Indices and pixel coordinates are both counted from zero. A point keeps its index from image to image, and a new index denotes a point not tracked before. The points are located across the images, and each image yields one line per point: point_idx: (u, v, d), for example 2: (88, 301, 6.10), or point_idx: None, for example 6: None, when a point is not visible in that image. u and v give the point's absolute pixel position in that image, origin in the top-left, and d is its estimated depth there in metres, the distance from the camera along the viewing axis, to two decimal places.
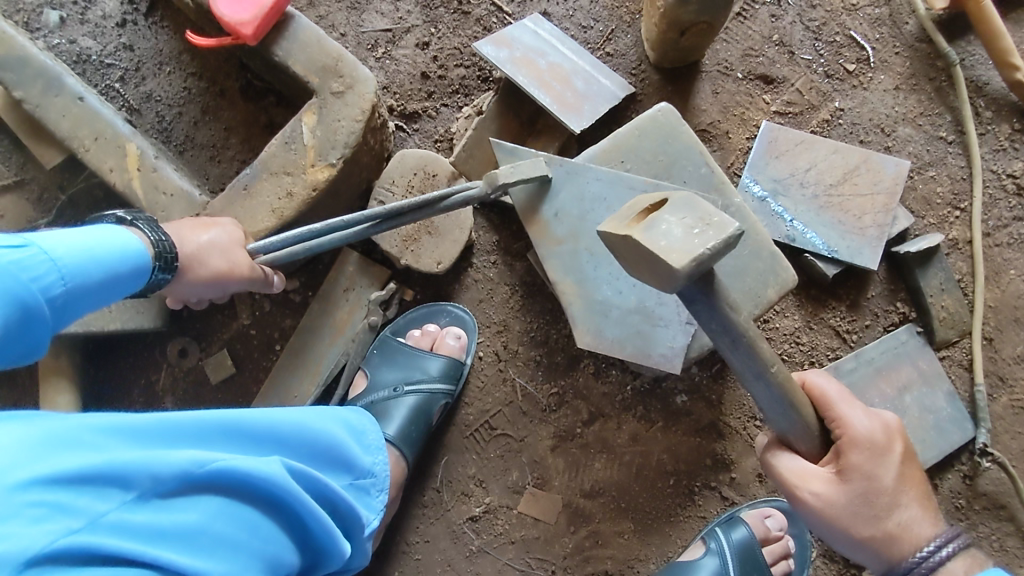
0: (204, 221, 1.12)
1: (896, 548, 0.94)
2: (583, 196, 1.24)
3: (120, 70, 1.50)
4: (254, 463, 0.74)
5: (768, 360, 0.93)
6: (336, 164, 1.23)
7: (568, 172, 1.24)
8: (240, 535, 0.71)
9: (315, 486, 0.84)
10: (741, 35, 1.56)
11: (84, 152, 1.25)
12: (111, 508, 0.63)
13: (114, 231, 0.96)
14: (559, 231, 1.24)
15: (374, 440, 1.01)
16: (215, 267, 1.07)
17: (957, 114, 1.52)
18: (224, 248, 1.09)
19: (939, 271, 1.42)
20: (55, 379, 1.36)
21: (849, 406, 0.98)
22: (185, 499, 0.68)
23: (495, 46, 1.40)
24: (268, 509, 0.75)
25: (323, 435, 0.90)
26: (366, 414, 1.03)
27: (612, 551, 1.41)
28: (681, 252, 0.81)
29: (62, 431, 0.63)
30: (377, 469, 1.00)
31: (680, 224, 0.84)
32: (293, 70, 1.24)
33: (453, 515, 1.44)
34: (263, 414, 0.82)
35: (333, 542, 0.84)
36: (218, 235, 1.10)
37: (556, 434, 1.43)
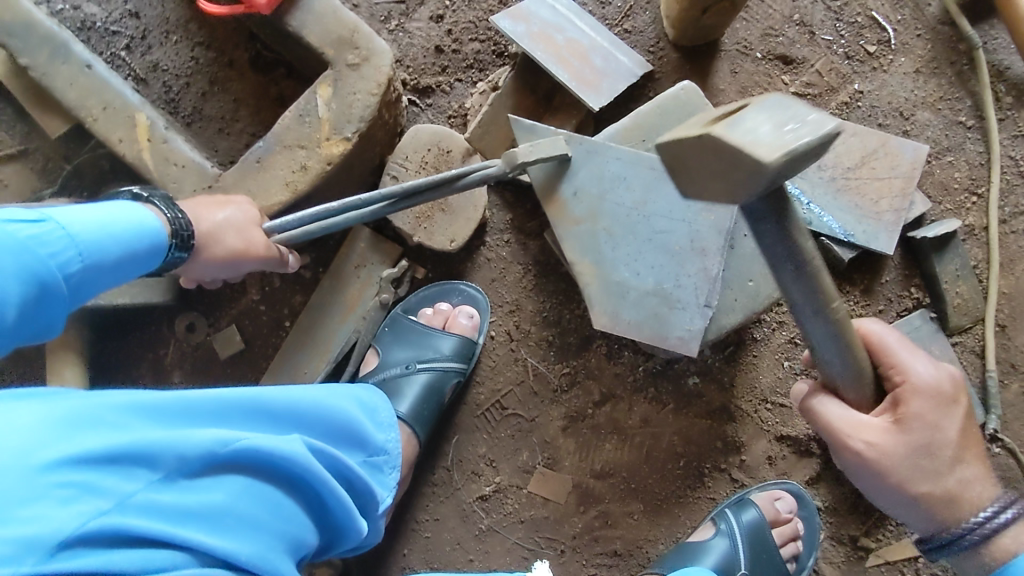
0: (219, 198, 1.10)
1: (953, 508, 0.93)
2: (603, 175, 1.22)
3: (126, 38, 1.47)
4: (277, 441, 0.72)
5: (830, 296, 0.80)
6: (351, 138, 1.20)
7: (590, 152, 1.22)
8: (265, 515, 0.70)
9: (332, 465, 0.82)
10: (761, 14, 1.53)
11: (93, 121, 1.22)
12: (137, 489, 0.61)
13: (130, 207, 0.94)
14: (578, 210, 1.22)
15: (386, 418, 1.00)
16: (230, 248, 1.05)
17: (977, 99, 1.50)
18: (242, 226, 1.07)
19: (954, 258, 1.42)
20: (61, 353, 1.34)
21: (913, 356, 0.94)
22: (210, 480, 0.67)
23: (512, 20, 1.37)
24: (290, 489, 0.74)
25: (338, 413, 0.88)
26: (377, 391, 1.02)
27: (621, 532, 1.42)
28: (771, 146, 0.61)
29: (84, 411, 0.62)
30: (390, 446, 0.99)
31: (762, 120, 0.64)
32: (307, 40, 1.21)
33: (464, 493, 1.44)
34: (281, 392, 0.80)
35: (352, 521, 0.83)
36: (235, 212, 1.08)
37: (567, 414, 1.43)
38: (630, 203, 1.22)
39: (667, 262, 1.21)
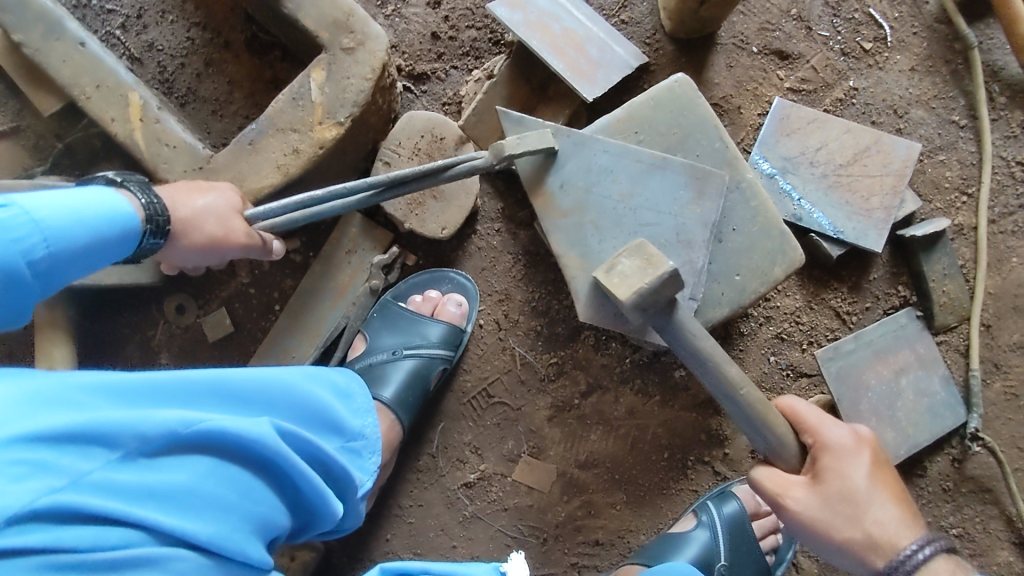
0: (201, 184, 1.10)
1: (876, 551, 0.95)
2: (590, 168, 1.22)
3: (121, 17, 1.46)
4: (245, 424, 0.72)
5: (736, 381, 1.06)
6: (344, 123, 1.20)
7: (577, 144, 1.22)
8: (230, 496, 0.70)
9: (306, 448, 0.82)
10: (759, 8, 1.53)
11: (86, 100, 1.21)
12: (95, 467, 0.62)
13: (101, 193, 0.93)
14: (565, 203, 1.23)
15: (363, 403, 0.97)
16: (209, 237, 1.05)
17: (971, 99, 1.50)
18: (223, 214, 1.06)
19: (942, 257, 1.42)
20: (50, 331, 1.34)
21: (816, 411, 1.05)
22: (173, 460, 0.68)
23: (509, 8, 1.37)
24: (259, 471, 0.74)
25: (316, 397, 0.88)
26: (355, 376, 0.99)
27: (604, 521, 1.43)
28: (625, 287, 1.05)
29: (48, 391, 0.64)
30: (369, 431, 0.96)
31: (632, 264, 1.07)
32: (302, 23, 1.20)
33: (448, 480, 1.45)
34: (254, 375, 0.81)
35: (326, 504, 0.82)
36: (218, 199, 1.08)
37: (554, 404, 1.44)
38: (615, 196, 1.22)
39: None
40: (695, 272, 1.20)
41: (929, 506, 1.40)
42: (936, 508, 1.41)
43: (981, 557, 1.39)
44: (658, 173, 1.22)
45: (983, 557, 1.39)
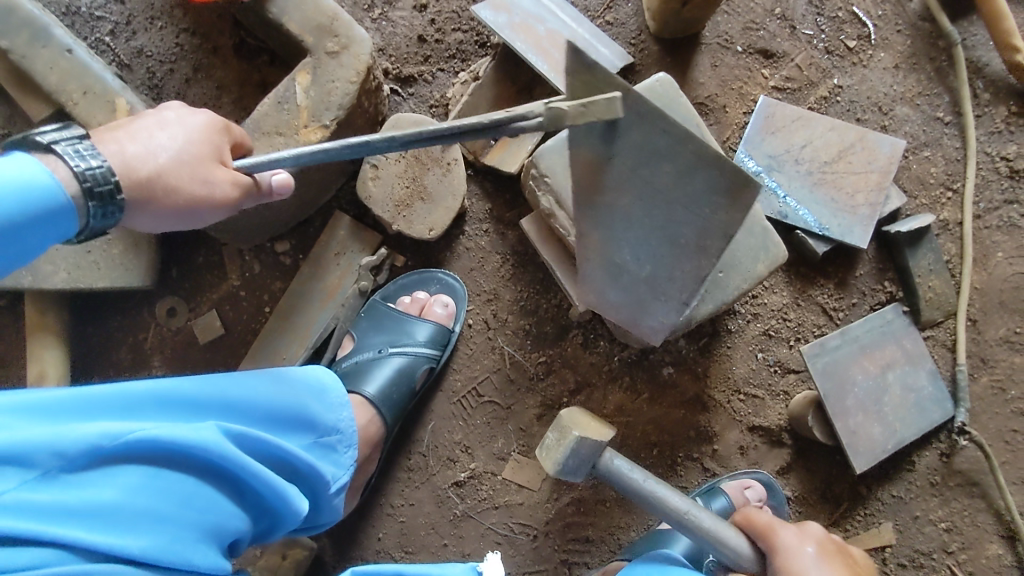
0: (172, 121, 0.94)
1: None
2: (644, 147, 0.92)
3: (110, 24, 1.48)
4: (178, 431, 0.75)
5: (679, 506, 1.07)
6: (330, 125, 1.21)
7: (642, 111, 0.89)
8: (166, 507, 0.72)
9: (257, 450, 0.84)
10: (743, 8, 1.54)
11: (73, 106, 1.23)
12: (9, 488, 0.65)
13: (13, 160, 0.79)
14: (603, 182, 0.98)
15: (338, 398, 0.98)
16: (189, 196, 0.92)
17: (955, 95, 1.51)
18: (206, 168, 0.94)
19: (927, 252, 1.43)
20: (41, 335, 1.36)
21: (771, 517, 1.06)
22: (100, 474, 0.70)
23: (494, 11, 1.38)
24: (202, 476, 0.76)
25: (270, 398, 0.89)
26: (334, 372, 1.01)
27: (593, 519, 1.43)
28: (548, 459, 1.11)
29: None
30: (344, 425, 0.98)
31: (553, 436, 1.12)
32: (286, 28, 1.22)
33: (439, 479, 1.46)
34: (194, 384, 0.83)
35: (284, 502, 0.84)
36: (198, 146, 0.94)
37: (543, 403, 1.45)
38: (663, 186, 0.96)
39: (670, 253, 1.03)
40: (707, 287, 1.09)
41: (917, 500, 1.41)
42: (924, 502, 1.41)
43: (969, 550, 1.39)
44: (708, 169, 0.91)
45: (972, 550, 1.39)
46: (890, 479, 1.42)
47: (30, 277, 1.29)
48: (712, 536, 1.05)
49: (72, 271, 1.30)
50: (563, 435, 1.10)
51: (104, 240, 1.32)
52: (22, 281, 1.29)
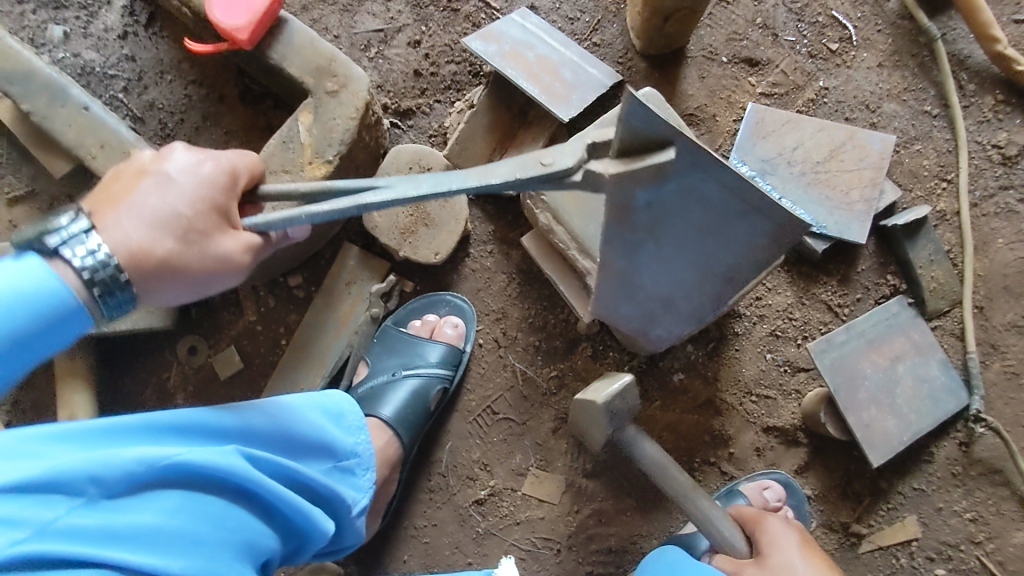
0: (174, 184, 0.83)
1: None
2: (689, 192, 0.86)
3: (123, 80, 1.56)
4: (211, 456, 0.79)
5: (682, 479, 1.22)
6: (333, 160, 1.27)
7: (698, 166, 0.82)
8: (201, 528, 0.76)
9: (282, 474, 0.88)
10: (724, 20, 1.59)
11: (92, 159, 1.30)
12: (56, 515, 0.68)
13: (18, 266, 0.75)
14: (637, 220, 0.92)
15: (355, 421, 1.03)
16: (199, 275, 0.84)
17: (940, 88, 1.54)
18: (212, 241, 0.84)
19: (927, 243, 1.45)
20: (70, 379, 1.41)
21: (759, 511, 1.18)
22: (139, 498, 0.73)
23: (483, 41, 1.45)
24: (233, 498, 0.80)
25: (292, 423, 0.93)
26: (349, 397, 1.06)
27: (615, 529, 1.44)
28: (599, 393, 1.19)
29: (5, 446, 0.69)
30: (361, 449, 1.03)
31: (599, 385, 1.24)
32: (288, 71, 1.28)
33: (460, 498, 1.48)
34: (220, 412, 0.87)
35: (310, 522, 0.89)
36: (202, 213, 0.83)
37: (557, 416, 1.47)
38: (698, 224, 0.91)
39: (693, 277, 1.04)
40: (716, 304, 1.12)
41: (939, 492, 1.40)
42: (947, 493, 1.40)
43: (997, 540, 1.38)
44: (754, 215, 0.89)
45: (1000, 540, 1.38)
46: (910, 472, 1.42)
47: None
48: (705, 514, 1.16)
49: None
50: (617, 379, 1.22)
51: None
52: None
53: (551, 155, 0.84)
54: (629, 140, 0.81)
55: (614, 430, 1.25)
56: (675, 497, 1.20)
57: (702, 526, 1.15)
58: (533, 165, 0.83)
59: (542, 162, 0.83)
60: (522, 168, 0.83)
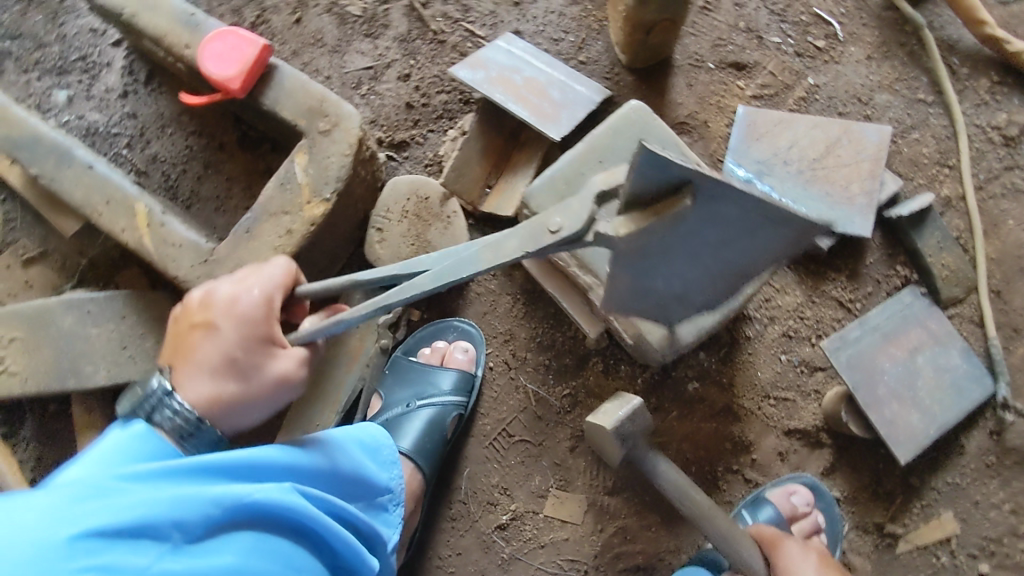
0: (220, 330, 0.90)
1: None
2: (706, 216, 0.88)
3: (126, 137, 1.61)
4: (282, 495, 0.79)
5: (699, 500, 1.21)
6: (330, 198, 1.29)
7: (714, 198, 0.84)
8: (273, 568, 0.76)
9: (337, 512, 0.89)
10: (708, 27, 1.60)
11: (99, 216, 1.33)
12: (149, 562, 0.67)
13: (127, 433, 0.79)
14: (653, 246, 0.91)
15: (387, 456, 1.07)
16: (264, 400, 0.92)
17: (932, 75, 1.54)
18: (267, 368, 0.92)
19: (934, 231, 1.43)
20: (90, 433, 1.43)
21: (775, 531, 1.22)
22: (218, 541, 0.73)
23: (471, 69, 1.48)
24: (295, 538, 0.81)
25: (335, 461, 0.96)
26: (377, 431, 1.09)
27: (641, 546, 1.41)
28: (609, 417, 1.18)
29: (87, 488, 0.67)
30: (393, 483, 1.07)
31: (611, 406, 1.22)
32: (281, 115, 1.32)
33: (482, 524, 1.46)
34: (277, 449, 0.87)
35: (361, 561, 0.90)
36: (251, 347, 0.91)
37: (573, 434, 1.45)
38: (712, 239, 0.94)
39: (702, 276, 1.06)
40: (724, 290, 1.14)
41: (975, 485, 1.35)
42: (983, 486, 1.36)
43: None
44: (768, 225, 0.92)
45: None
46: (942, 466, 1.37)
47: (75, 379, 1.38)
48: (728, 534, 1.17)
49: (112, 368, 1.38)
50: (625, 401, 1.21)
51: (138, 335, 1.40)
52: (68, 384, 1.38)
53: (556, 218, 0.85)
54: (643, 189, 0.83)
55: (627, 450, 1.21)
56: (694, 519, 1.19)
57: (724, 546, 1.16)
58: (544, 236, 0.85)
59: (551, 232, 0.84)
60: (532, 240, 0.85)
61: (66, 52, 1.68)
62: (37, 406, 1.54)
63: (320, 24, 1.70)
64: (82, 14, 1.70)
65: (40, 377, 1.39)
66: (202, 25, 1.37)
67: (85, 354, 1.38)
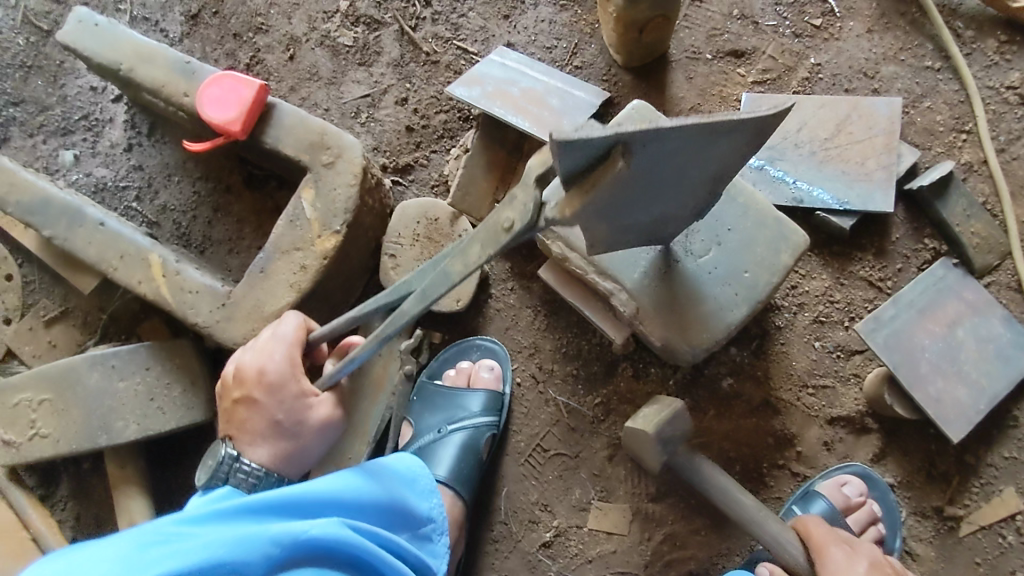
0: (258, 400, 1.05)
1: None
2: (658, 157, 0.81)
3: (135, 190, 1.63)
4: (334, 529, 0.80)
5: (751, 504, 1.17)
6: (340, 230, 1.28)
7: (651, 140, 0.77)
8: None
9: (386, 544, 0.89)
10: (701, 18, 1.58)
11: (114, 271, 1.33)
12: None
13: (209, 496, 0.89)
14: (615, 204, 0.88)
15: (427, 485, 1.06)
16: (316, 440, 1.08)
17: (938, 41, 1.50)
18: (309, 417, 1.07)
19: (959, 199, 1.38)
20: (126, 487, 1.43)
21: (825, 529, 1.10)
22: None
23: (467, 87, 1.48)
24: (350, 571, 0.82)
25: (381, 492, 0.96)
26: (418, 461, 1.08)
27: (692, 552, 1.37)
28: (650, 422, 1.17)
29: (152, 537, 0.71)
30: (435, 512, 1.06)
31: (650, 411, 1.21)
32: (284, 153, 1.31)
33: (526, 544, 1.42)
34: (322, 485, 0.89)
35: None
36: (288, 406, 1.05)
37: (610, 443, 1.42)
38: (672, 172, 0.87)
39: (685, 205, 1.00)
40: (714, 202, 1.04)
41: None
42: None
43: None
44: (726, 139, 0.82)
45: None
46: (999, 441, 1.31)
47: (106, 435, 1.38)
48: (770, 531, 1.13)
49: (142, 420, 1.38)
50: (665, 405, 1.20)
51: (164, 385, 1.39)
52: (99, 441, 1.37)
53: (507, 215, 0.92)
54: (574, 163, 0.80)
55: (668, 456, 1.20)
56: (743, 523, 1.15)
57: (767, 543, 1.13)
58: (500, 235, 0.93)
59: (504, 231, 0.92)
60: (492, 242, 0.94)
61: (69, 113, 1.70)
62: (71, 464, 1.54)
63: (314, 58, 1.71)
64: (82, 74, 1.72)
65: (71, 437, 1.39)
66: (199, 72, 1.38)
67: (114, 410, 1.38)
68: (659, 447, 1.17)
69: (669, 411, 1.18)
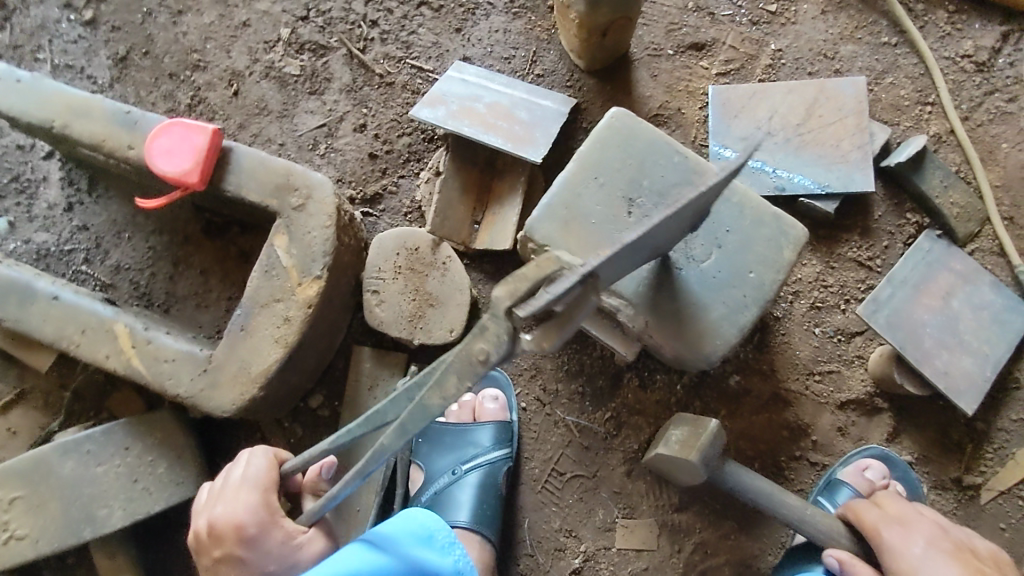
0: (243, 556, 0.98)
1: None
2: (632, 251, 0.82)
3: (82, 252, 1.50)
4: None
5: (799, 505, 1.14)
6: (322, 274, 1.20)
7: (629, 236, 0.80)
8: None
9: None
10: (658, 14, 1.56)
11: (75, 348, 1.22)
12: None
13: None
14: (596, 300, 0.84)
15: (444, 539, 0.96)
16: None
17: (891, 17, 1.52)
18: (301, 557, 1.02)
19: (934, 171, 1.40)
20: None
21: (871, 507, 1.11)
22: None
23: (431, 107, 1.41)
24: None
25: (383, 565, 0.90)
26: (433, 513, 0.99)
27: (724, 557, 1.34)
28: (691, 448, 1.11)
29: None
30: (460, 566, 0.96)
31: (680, 433, 1.18)
32: (248, 199, 1.22)
33: (556, 574, 1.37)
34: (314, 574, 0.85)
35: None
36: (276, 554, 0.99)
37: (626, 458, 1.38)
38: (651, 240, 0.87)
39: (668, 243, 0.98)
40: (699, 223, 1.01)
41: None
42: None
43: None
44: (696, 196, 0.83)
45: None
46: (1003, 404, 1.34)
47: (89, 527, 1.25)
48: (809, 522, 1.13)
49: (128, 505, 1.26)
50: (699, 426, 1.16)
51: (148, 464, 1.27)
52: (83, 534, 1.25)
53: (481, 346, 0.75)
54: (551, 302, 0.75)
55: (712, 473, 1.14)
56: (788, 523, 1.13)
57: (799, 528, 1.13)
58: (477, 368, 0.76)
59: (481, 365, 0.75)
60: (469, 374, 0.76)
61: None
62: (50, 561, 1.40)
63: (261, 91, 1.61)
64: (4, 132, 1.58)
65: (48, 534, 1.26)
66: (140, 121, 1.27)
67: (95, 497, 1.26)
68: (704, 470, 1.12)
69: (711, 436, 1.12)
